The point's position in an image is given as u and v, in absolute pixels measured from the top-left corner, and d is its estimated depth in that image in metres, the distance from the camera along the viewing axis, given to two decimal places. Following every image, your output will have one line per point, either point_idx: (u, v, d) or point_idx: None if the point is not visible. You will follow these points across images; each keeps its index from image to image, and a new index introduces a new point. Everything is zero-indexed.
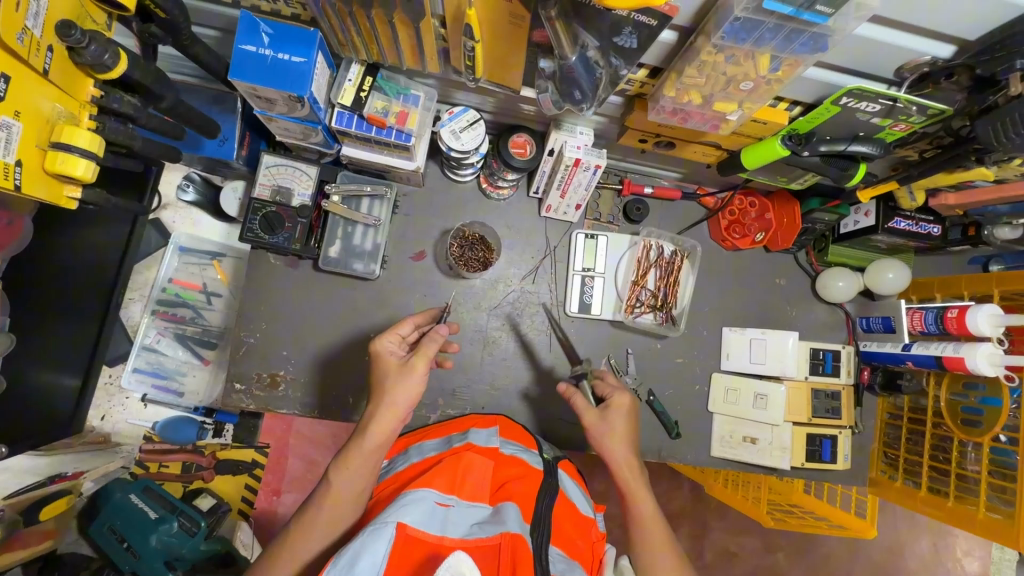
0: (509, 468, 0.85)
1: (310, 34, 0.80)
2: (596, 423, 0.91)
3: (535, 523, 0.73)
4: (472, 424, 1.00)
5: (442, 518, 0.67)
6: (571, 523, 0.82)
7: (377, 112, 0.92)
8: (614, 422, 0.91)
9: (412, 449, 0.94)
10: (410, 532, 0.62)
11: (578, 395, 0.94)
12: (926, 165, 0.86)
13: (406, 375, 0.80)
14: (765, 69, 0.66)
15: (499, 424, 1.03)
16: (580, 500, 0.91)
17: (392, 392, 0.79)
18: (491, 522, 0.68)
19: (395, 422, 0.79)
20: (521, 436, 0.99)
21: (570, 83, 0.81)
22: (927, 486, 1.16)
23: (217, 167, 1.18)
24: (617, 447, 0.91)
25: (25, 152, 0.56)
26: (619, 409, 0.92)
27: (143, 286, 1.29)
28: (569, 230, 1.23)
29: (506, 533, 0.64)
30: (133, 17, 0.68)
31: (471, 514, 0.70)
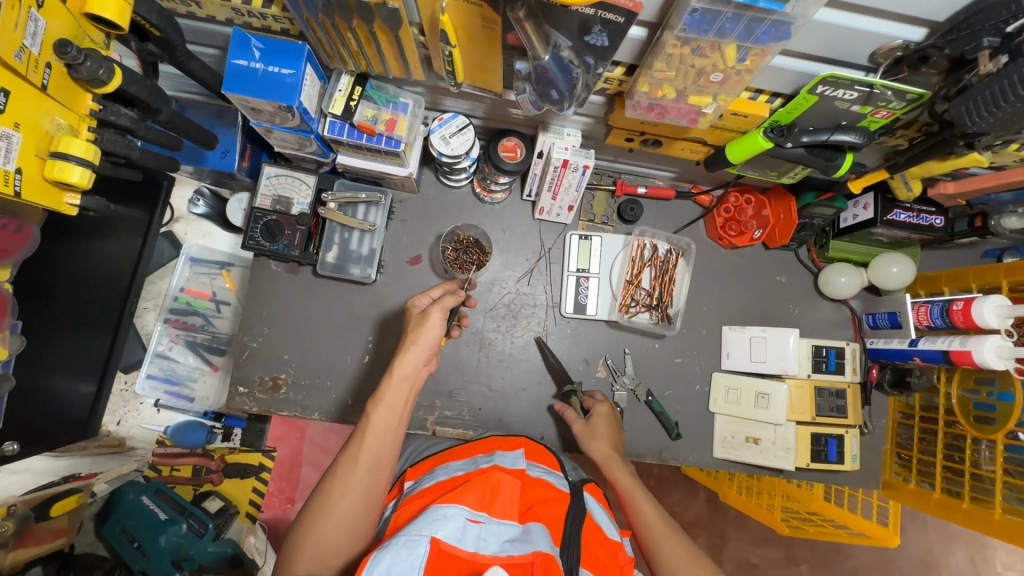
0: (536, 490, 0.84)
1: (298, 47, 0.84)
2: (581, 428, 1.06)
3: (563, 546, 0.74)
4: (497, 445, 0.97)
5: (475, 536, 0.69)
6: (600, 546, 0.80)
7: (367, 120, 0.96)
8: (598, 426, 1.05)
9: (439, 467, 0.90)
10: (443, 547, 0.65)
11: (569, 410, 1.10)
12: (912, 154, 0.85)
13: (423, 320, 0.84)
14: (732, 59, 0.67)
15: (525, 445, 0.99)
16: (608, 526, 0.87)
17: (412, 335, 0.84)
18: (523, 539, 0.70)
19: (418, 358, 0.83)
20: (547, 459, 0.97)
21: (547, 84, 0.82)
22: (942, 488, 1.11)
23: (224, 180, 1.24)
24: (599, 443, 1.03)
25: (25, 161, 0.59)
26: (602, 416, 1.07)
27: (157, 295, 1.35)
28: (563, 232, 1.24)
29: (539, 553, 0.66)
30: (130, 37, 0.73)
31: (502, 532, 0.71)
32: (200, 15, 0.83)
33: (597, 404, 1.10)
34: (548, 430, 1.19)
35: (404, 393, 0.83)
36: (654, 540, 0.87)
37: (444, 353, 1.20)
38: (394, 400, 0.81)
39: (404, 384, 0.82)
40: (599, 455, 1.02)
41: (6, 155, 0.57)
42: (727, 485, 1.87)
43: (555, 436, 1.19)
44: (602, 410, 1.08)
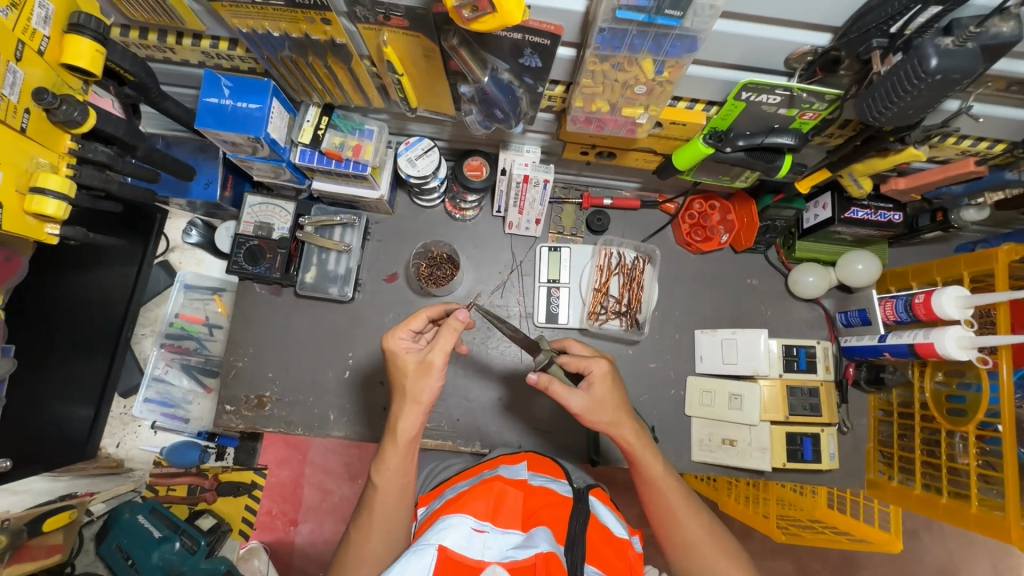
0: (542, 496, 0.86)
1: (263, 84, 0.91)
2: (582, 404, 0.88)
3: (569, 545, 0.76)
4: (501, 461, 0.99)
5: (480, 544, 0.72)
6: (609, 548, 0.82)
7: (335, 146, 1.03)
8: (599, 395, 0.90)
9: (449, 489, 0.95)
10: (449, 554, 0.69)
11: (555, 383, 0.88)
12: (845, 154, 0.89)
13: (425, 375, 0.84)
14: (651, 71, 0.71)
15: (528, 458, 1.02)
16: (616, 525, 0.88)
17: (408, 385, 0.85)
18: (527, 543, 0.72)
19: (419, 415, 0.86)
20: (549, 467, 0.99)
21: (491, 105, 0.88)
22: (923, 485, 1.10)
23: (213, 210, 1.32)
24: (606, 413, 0.90)
25: (6, 196, 0.66)
26: (600, 380, 0.90)
27: (154, 320, 1.43)
28: (534, 245, 1.28)
29: (540, 554, 0.69)
30: (108, 82, 0.81)
31: (506, 540, 0.74)
32: (174, 59, 0.91)
33: (593, 366, 0.91)
34: (526, 439, 1.21)
35: (409, 461, 0.87)
36: (673, 519, 0.91)
37: None
38: (395, 463, 0.86)
39: (407, 446, 0.86)
40: (625, 442, 0.92)
41: None
42: (727, 494, 1.84)
43: (534, 443, 1.21)
44: (599, 374, 0.91)
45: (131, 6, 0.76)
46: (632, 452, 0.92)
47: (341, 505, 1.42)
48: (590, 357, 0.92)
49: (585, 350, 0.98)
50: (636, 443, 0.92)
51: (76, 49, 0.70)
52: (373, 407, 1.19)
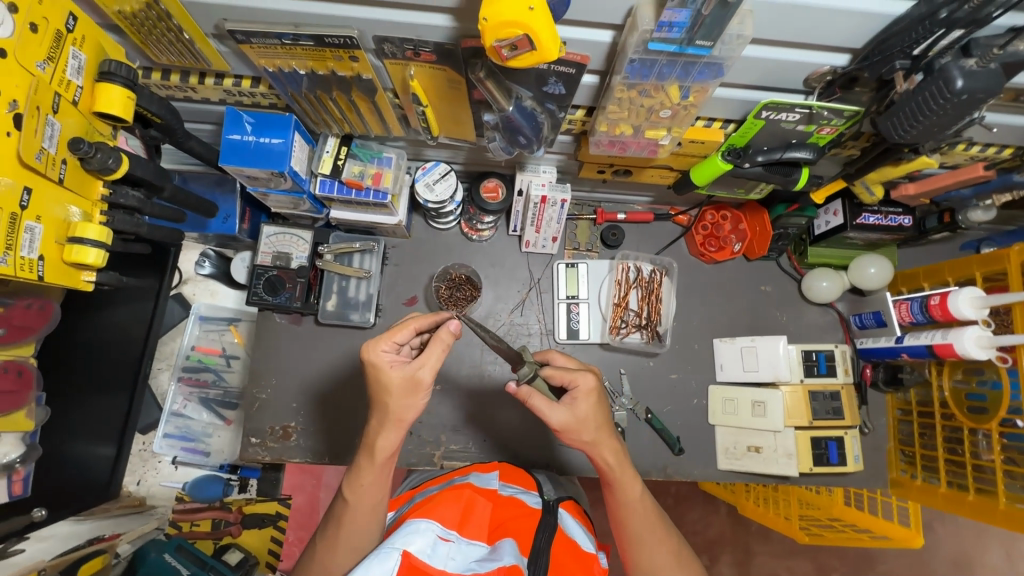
0: (510, 509, 0.96)
1: (286, 118, 0.92)
2: (563, 419, 0.89)
3: (533, 557, 0.84)
4: (474, 468, 1.12)
5: (444, 552, 0.81)
6: (571, 556, 0.89)
7: (354, 176, 1.03)
8: (582, 411, 0.89)
9: (419, 493, 1.08)
10: (413, 561, 0.76)
11: (537, 396, 0.88)
12: (864, 163, 0.91)
13: (413, 394, 0.84)
14: (677, 96, 0.73)
15: (500, 468, 1.14)
16: (583, 539, 0.95)
17: (394, 405, 0.84)
18: (489, 557, 0.82)
19: (399, 433, 0.87)
20: (520, 479, 1.09)
21: (515, 131, 0.88)
22: (948, 482, 1.12)
23: (227, 241, 1.32)
24: (587, 431, 0.90)
25: (46, 248, 0.65)
26: (586, 396, 0.90)
27: (170, 355, 1.42)
28: (550, 262, 1.29)
29: (502, 567, 0.78)
30: (135, 126, 0.81)
31: (470, 551, 0.83)
32: (196, 98, 0.91)
33: (579, 380, 0.90)
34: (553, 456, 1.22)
35: (385, 480, 0.90)
36: (638, 538, 0.97)
37: (446, 388, 1.25)
38: (372, 480, 0.88)
39: (387, 463, 0.89)
40: (605, 465, 0.94)
41: (30, 245, 0.63)
42: (744, 497, 1.85)
43: (560, 460, 1.22)
44: (584, 388, 0.90)
45: (158, 50, 0.77)
46: (610, 474, 0.95)
47: None
48: (576, 371, 0.91)
49: (569, 361, 1.00)
50: (617, 469, 0.94)
51: (108, 96, 0.70)
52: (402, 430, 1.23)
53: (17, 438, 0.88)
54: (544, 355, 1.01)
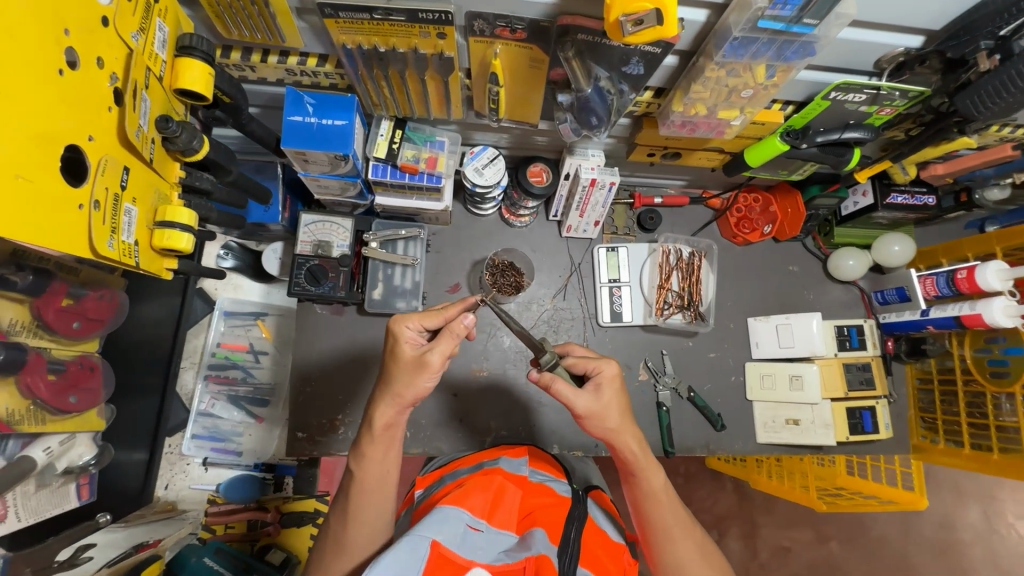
0: (539, 497, 0.92)
1: (348, 99, 0.89)
2: (588, 406, 0.83)
3: (562, 544, 0.81)
4: (503, 452, 1.05)
5: (471, 541, 0.78)
6: (603, 548, 0.87)
7: (409, 160, 1.01)
8: (608, 399, 0.84)
9: (449, 473, 1.01)
10: (441, 550, 0.73)
11: (560, 381, 0.84)
12: (915, 143, 0.95)
13: (419, 370, 0.82)
14: (763, 76, 0.75)
15: (529, 451, 1.08)
16: (611, 529, 0.94)
17: (400, 383, 0.83)
18: (518, 549, 0.79)
19: (397, 409, 0.84)
20: (550, 465, 1.05)
21: (587, 112, 0.89)
22: (971, 444, 1.20)
23: (255, 233, 1.25)
24: (610, 418, 0.84)
25: (140, 233, 0.63)
26: (610, 382, 0.85)
27: (193, 353, 1.35)
28: (590, 247, 1.31)
29: (531, 557, 0.75)
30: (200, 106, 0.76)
31: (499, 541, 0.81)
32: (255, 79, 0.88)
33: (603, 367, 0.86)
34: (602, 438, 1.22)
35: (391, 454, 0.87)
36: (668, 537, 0.86)
37: (493, 375, 1.25)
38: (376, 452, 0.85)
39: (392, 439, 0.86)
40: (628, 454, 0.86)
41: (127, 229, 0.61)
42: (756, 471, 1.79)
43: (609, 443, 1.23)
44: (609, 375, 0.85)
45: (232, 25, 0.73)
46: (632, 463, 0.87)
47: None
48: (599, 358, 0.88)
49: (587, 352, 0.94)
50: (643, 460, 0.87)
51: (188, 75, 0.66)
52: (450, 419, 1.21)
53: (91, 436, 0.95)
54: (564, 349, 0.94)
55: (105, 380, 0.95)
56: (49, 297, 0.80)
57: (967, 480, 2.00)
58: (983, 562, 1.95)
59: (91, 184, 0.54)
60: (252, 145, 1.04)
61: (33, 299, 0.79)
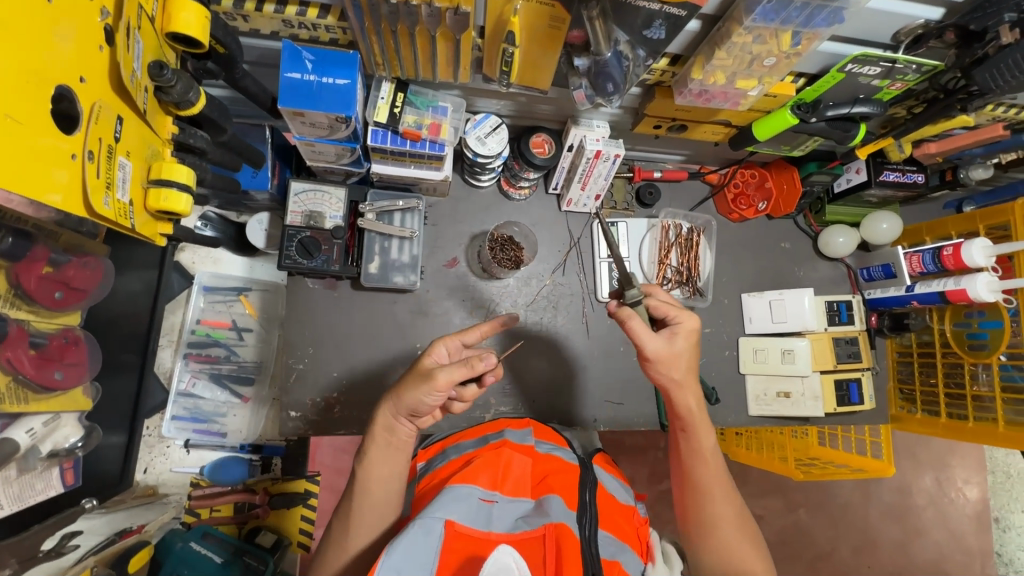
0: (548, 463, 0.92)
1: (350, 56, 0.83)
2: (658, 351, 0.83)
3: (580, 510, 0.82)
4: (506, 425, 1.04)
5: (487, 513, 0.78)
6: (616, 509, 0.90)
7: (411, 126, 0.96)
8: (680, 349, 0.85)
9: (452, 446, 0.99)
10: (458, 530, 0.72)
11: (637, 320, 0.83)
12: (920, 119, 0.96)
13: (422, 382, 0.76)
14: (788, 44, 0.74)
15: (533, 424, 1.07)
16: (618, 491, 0.96)
17: (407, 392, 0.78)
18: (535, 515, 0.79)
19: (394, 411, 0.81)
20: (552, 436, 1.04)
21: (604, 78, 0.85)
22: (947, 413, 1.25)
23: (239, 203, 1.17)
24: (677, 369, 0.86)
25: (134, 192, 0.60)
26: (686, 337, 0.85)
27: (172, 330, 1.28)
28: (589, 221, 1.29)
29: (550, 525, 0.75)
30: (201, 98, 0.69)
31: (514, 508, 0.81)
32: (247, 30, 0.81)
33: (684, 318, 0.87)
34: (600, 413, 1.22)
35: (397, 455, 0.84)
36: (707, 493, 0.91)
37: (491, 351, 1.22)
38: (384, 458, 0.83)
39: (394, 443, 0.83)
40: (685, 412, 0.89)
41: (122, 187, 0.58)
42: (736, 444, 1.81)
43: (606, 417, 1.23)
44: (687, 329, 0.86)
45: None
46: (687, 420, 0.90)
47: None
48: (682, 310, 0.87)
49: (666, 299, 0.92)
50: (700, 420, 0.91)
51: (182, 16, 0.59)
52: None
53: (77, 417, 0.90)
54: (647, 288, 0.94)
55: (91, 355, 0.91)
56: (29, 263, 0.75)
57: (922, 449, 2.11)
58: (935, 524, 2.07)
59: (83, 131, 0.51)
60: (240, 104, 0.97)
61: (11, 265, 0.73)
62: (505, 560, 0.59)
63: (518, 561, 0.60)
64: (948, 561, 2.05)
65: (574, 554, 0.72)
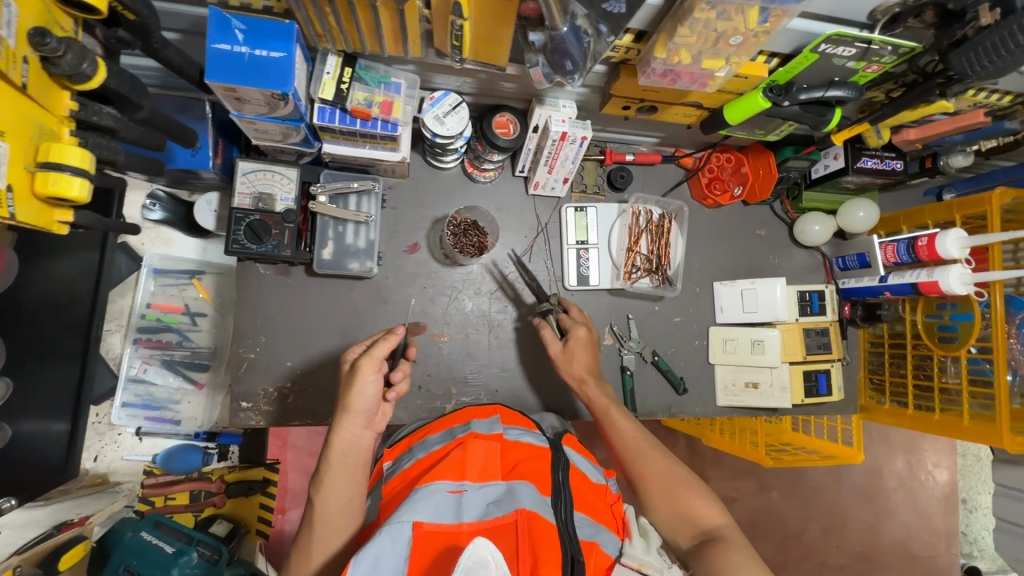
0: (517, 449, 0.88)
1: (286, 26, 0.76)
2: (557, 351, 1.07)
3: (553, 493, 0.80)
4: (472, 415, 1.00)
5: (457, 506, 0.75)
6: (591, 492, 0.89)
7: (360, 104, 0.89)
8: (575, 351, 1.06)
9: (419, 444, 0.95)
10: (427, 530, 0.70)
11: (547, 326, 1.10)
12: (896, 104, 0.91)
13: (354, 378, 0.83)
14: (754, 21, 0.69)
15: (499, 411, 1.02)
16: (590, 470, 0.95)
17: (348, 396, 0.84)
18: (506, 500, 0.76)
19: (356, 425, 0.85)
20: (520, 420, 0.99)
21: (561, 54, 0.78)
22: (914, 404, 1.24)
23: (185, 181, 1.11)
24: (578, 368, 1.06)
25: (14, 176, 0.56)
26: (578, 341, 1.06)
27: (120, 314, 1.23)
28: (558, 206, 1.24)
29: (521, 511, 0.72)
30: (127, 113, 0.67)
31: (485, 494, 0.78)
32: None
33: (575, 328, 1.07)
34: (565, 403, 1.20)
35: (357, 478, 0.85)
36: (637, 459, 0.96)
37: (453, 340, 1.18)
38: (337, 478, 0.84)
39: (352, 463, 0.85)
40: (593, 398, 1.05)
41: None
42: (709, 429, 1.80)
43: (571, 407, 1.20)
44: (578, 334, 1.07)
45: None
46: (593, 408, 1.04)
47: None
48: (577, 320, 1.09)
49: (582, 315, 1.11)
50: (607, 403, 1.03)
51: None
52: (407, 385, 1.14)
53: None
54: (569, 303, 1.13)
55: None
56: None
57: (896, 433, 2.13)
58: (903, 505, 2.11)
59: None
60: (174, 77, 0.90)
61: None
62: (483, 554, 0.57)
63: (495, 553, 0.58)
64: (915, 541, 2.09)
65: (547, 538, 0.70)
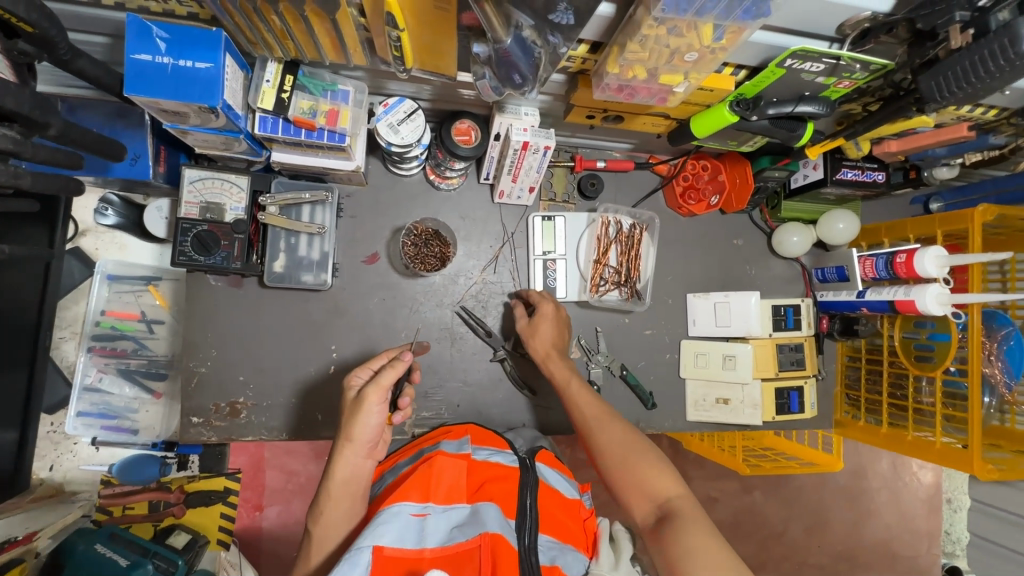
0: (488, 469, 0.86)
1: (213, 34, 0.71)
2: (524, 328, 1.10)
3: (518, 517, 0.77)
4: (444, 436, 0.97)
5: (420, 530, 0.71)
6: (562, 511, 0.85)
7: (304, 113, 0.84)
8: (539, 328, 1.08)
9: (390, 470, 0.93)
10: (387, 555, 0.66)
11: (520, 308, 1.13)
12: (871, 121, 0.85)
13: (358, 411, 0.77)
14: (709, 38, 0.64)
15: (471, 431, 1.00)
16: (565, 486, 0.92)
17: (352, 427, 0.78)
18: (469, 523, 0.72)
19: (357, 456, 0.79)
20: (493, 439, 0.98)
21: (508, 67, 0.74)
22: (888, 422, 1.21)
23: (134, 187, 1.07)
24: (542, 345, 1.07)
25: None
26: (545, 317, 1.08)
27: (74, 322, 1.21)
28: (525, 215, 1.20)
29: (485, 535, 0.68)
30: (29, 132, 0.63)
31: (449, 518, 0.74)
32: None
33: (542, 304, 1.10)
34: (530, 417, 1.17)
35: (358, 502, 0.80)
36: (594, 430, 0.92)
37: None
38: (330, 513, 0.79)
39: (356, 493, 0.80)
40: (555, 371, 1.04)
41: None
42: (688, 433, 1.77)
43: (536, 421, 1.17)
44: (546, 309, 1.09)
45: None
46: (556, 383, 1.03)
47: (309, 485, 1.32)
48: (545, 297, 1.11)
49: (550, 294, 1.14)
50: (567, 375, 1.02)
51: None
52: None
53: None
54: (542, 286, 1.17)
55: None
56: None
57: None
58: (887, 506, 2.09)
59: None
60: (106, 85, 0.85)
61: None
62: None
63: None
64: (898, 541, 2.08)
65: (511, 562, 0.66)
